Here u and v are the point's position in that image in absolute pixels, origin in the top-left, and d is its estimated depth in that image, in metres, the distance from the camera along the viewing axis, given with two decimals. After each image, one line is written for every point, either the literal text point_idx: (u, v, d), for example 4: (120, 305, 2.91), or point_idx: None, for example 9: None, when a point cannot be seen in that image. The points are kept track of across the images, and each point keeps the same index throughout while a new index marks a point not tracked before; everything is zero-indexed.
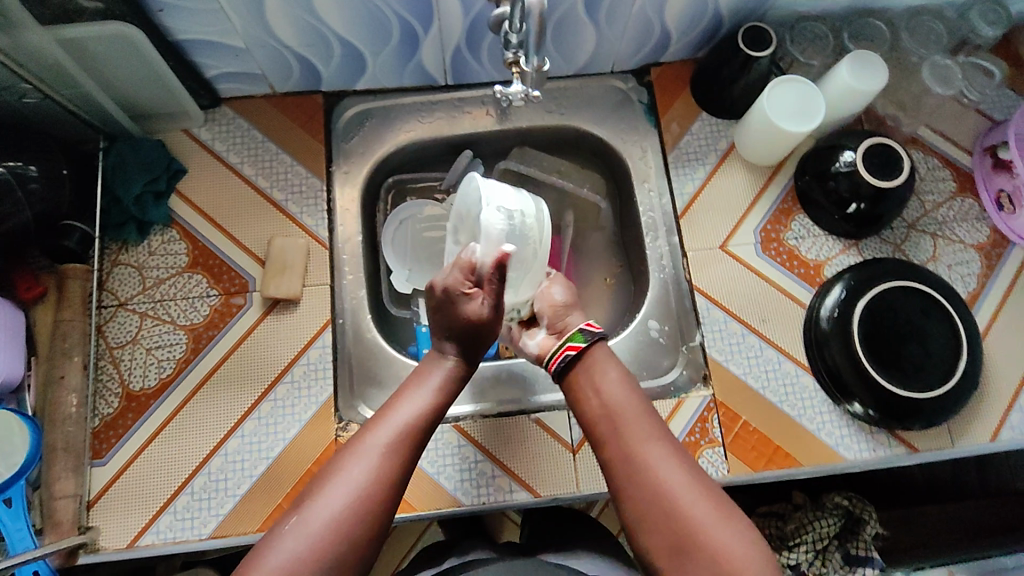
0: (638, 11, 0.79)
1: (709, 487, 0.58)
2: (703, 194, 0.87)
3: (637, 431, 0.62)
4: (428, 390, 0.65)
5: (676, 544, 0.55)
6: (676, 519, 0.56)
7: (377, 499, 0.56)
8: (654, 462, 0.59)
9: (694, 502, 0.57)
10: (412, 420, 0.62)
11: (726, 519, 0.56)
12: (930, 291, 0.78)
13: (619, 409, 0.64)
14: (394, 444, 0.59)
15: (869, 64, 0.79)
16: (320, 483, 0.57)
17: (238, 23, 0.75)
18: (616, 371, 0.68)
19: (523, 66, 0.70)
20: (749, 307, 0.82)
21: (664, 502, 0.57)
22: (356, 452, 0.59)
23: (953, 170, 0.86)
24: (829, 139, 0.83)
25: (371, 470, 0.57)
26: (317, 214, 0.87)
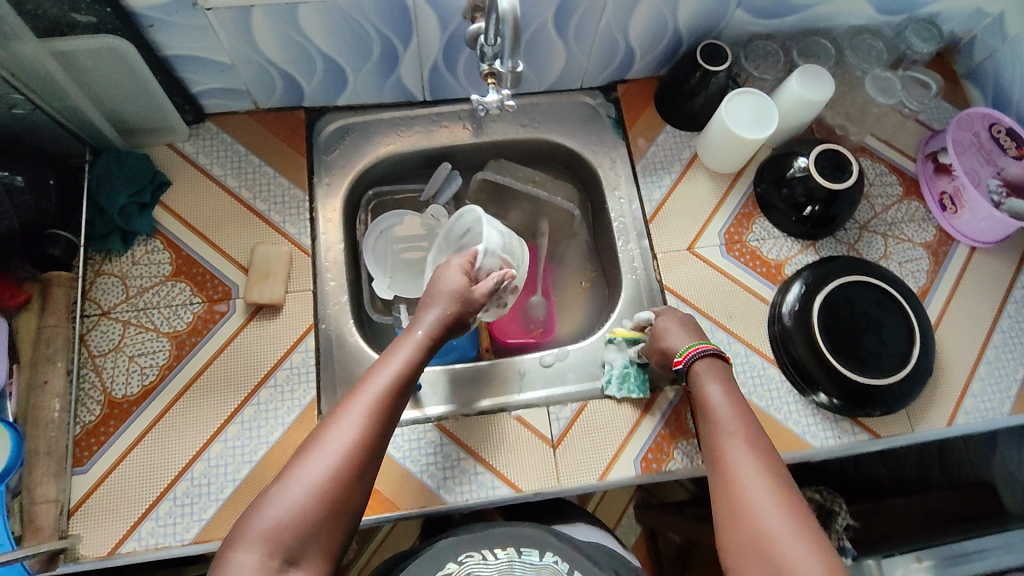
0: (604, 30, 0.85)
1: (788, 497, 0.59)
2: (670, 200, 0.92)
3: (731, 439, 0.65)
4: (400, 355, 0.67)
5: (751, 551, 0.57)
6: (753, 525, 0.58)
7: (354, 466, 0.59)
8: (738, 468, 0.62)
9: (770, 510, 0.58)
10: (388, 387, 0.63)
11: (799, 529, 0.56)
12: (883, 284, 0.84)
13: (719, 422, 0.67)
14: (372, 410, 0.61)
15: (817, 77, 0.85)
16: (301, 455, 0.59)
17: (225, 38, 0.78)
18: (722, 388, 0.70)
19: (500, 67, 0.72)
20: (717, 305, 0.86)
21: (746, 510, 0.59)
22: (336, 420, 0.61)
23: (899, 176, 0.92)
24: (783, 148, 0.90)
25: (348, 437, 0.59)
26: (299, 222, 0.89)
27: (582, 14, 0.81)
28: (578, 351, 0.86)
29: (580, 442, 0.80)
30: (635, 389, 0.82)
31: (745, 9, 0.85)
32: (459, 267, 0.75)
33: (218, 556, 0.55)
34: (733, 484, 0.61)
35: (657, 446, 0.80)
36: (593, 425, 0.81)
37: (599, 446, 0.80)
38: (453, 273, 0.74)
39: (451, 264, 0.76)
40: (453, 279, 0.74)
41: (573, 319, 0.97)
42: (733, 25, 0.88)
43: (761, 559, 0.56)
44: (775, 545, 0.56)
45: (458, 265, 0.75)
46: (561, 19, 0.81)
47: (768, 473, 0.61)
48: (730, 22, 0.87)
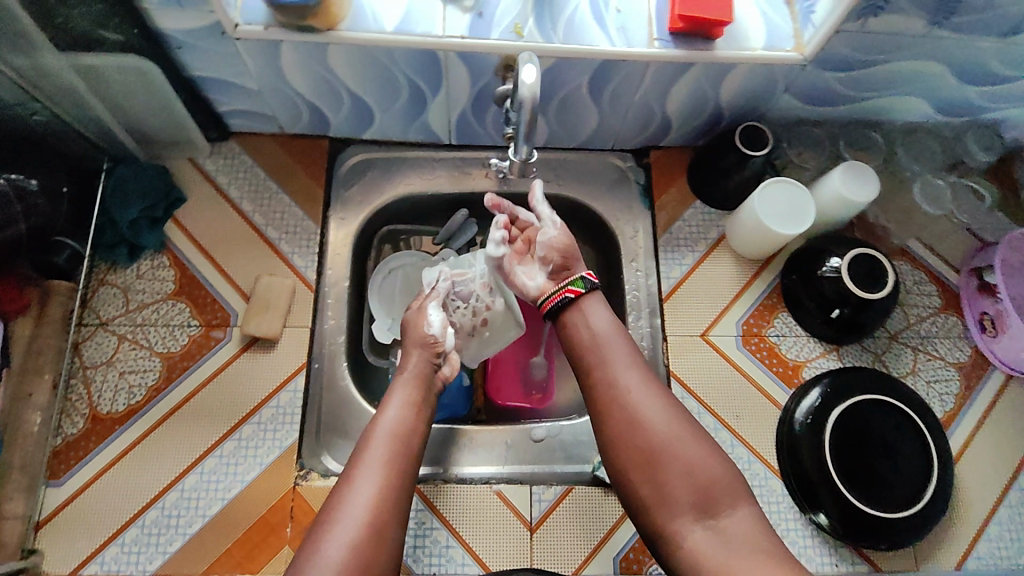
0: (642, 99, 0.81)
1: (675, 412, 0.70)
2: (689, 281, 0.88)
3: (618, 365, 0.73)
4: (399, 404, 0.73)
5: (651, 461, 0.68)
6: (650, 440, 0.68)
7: (377, 527, 0.64)
8: (632, 389, 0.71)
9: (661, 426, 0.69)
10: (391, 444, 0.70)
11: (689, 435, 0.69)
12: (903, 406, 0.79)
13: (604, 349, 0.75)
14: (382, 467, 0.67)
15: (862, 175, 0.79)
16: (323, 529, 0.63)
17: (253, 68, 0.76)
18: (603, 312, 0.78)
19: (512, 154, 0.63)
20: (723, 401, 0.82)
21: (643, 430, 0.69)
22: (352, 485, 0.66)
23: (940, 287, 0.87)
24: (818, 242, 0.84)
25: (367, 499, 0.65)
26: (308, 255, 0.88)
27: (620, 81, 0.77)
28: (570, 428, 0.83)
29: (560, 527, 0.77)
30: None
31: (794, 94, 0.80)
32: (416, 309, 0.83)
33: None
34: (631, 411, 0.70)
35: (640, 545, 0.76)
36: (575, 512, 0.77)
37: (579, 536, 0.76)
38: (411, 316, 0.83)
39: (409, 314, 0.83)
40: (414, 318, 0.82)
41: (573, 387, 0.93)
42: (780, 108, 0.83)
43: (663, 470, 0.67)
44: (675, 454, 0.67)
45: (414, 310, 0.83)
46: (598, 84, 0.78)
47: (656, 392, 0.71)
48: (778, 105, 0.82)
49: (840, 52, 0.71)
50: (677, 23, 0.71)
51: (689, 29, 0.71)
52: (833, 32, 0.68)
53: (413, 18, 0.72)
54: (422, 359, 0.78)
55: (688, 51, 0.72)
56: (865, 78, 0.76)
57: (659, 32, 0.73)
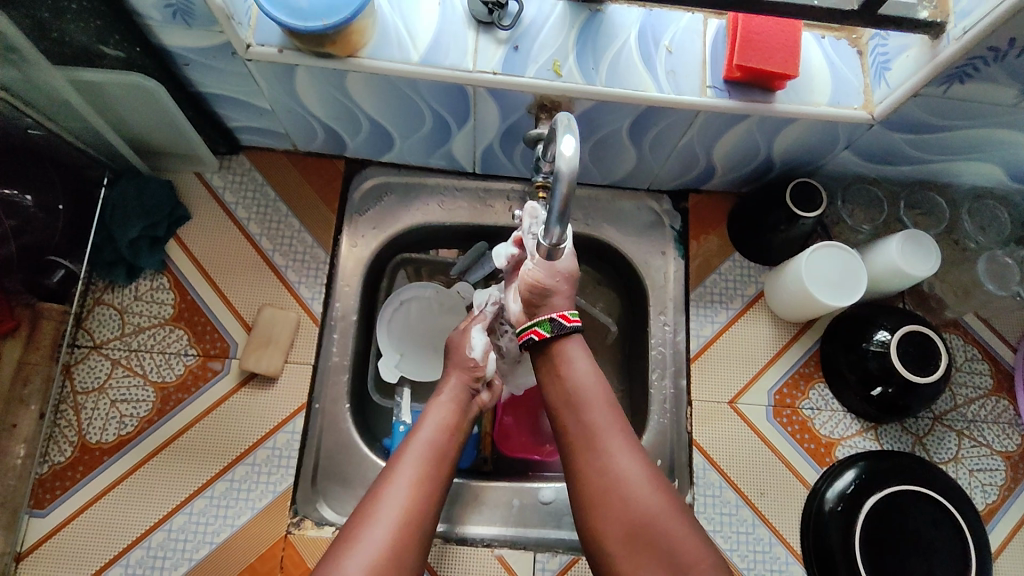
0: (685, 145, 0.74)
1: (659, 483, 0.60)
2: (720, 340, 0.81)
3: (602, 425, 0.62)
4: (433, 426, 0.67)
5: (633, 535, 0.57)
6: (632, 510, 0.58)
7: (400, 555, 0.56)
8: (616, 459, 0.60)
9: (646, 495, 0.58)
10: (423, 465, 0.63)
11: (679, 511, 0.58)
12: (944, 500, 0.72)
13: (587, 397, 0.64)
14: (411, 489, 0.60)
15: (921, 247, 0.73)
16: (340, 549, 0.55)
17: (266, 89, 0.71)
18: (586, 358, 0.66)
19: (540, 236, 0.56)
20: (747, 477, 0.77)
21: (626, 498, 0.58)
22: (376, 505, 0.59)
23: (993, 364, 0.81)
24: (864, 311, 0.78)
25: (393, 520, 0.57)
26: (315, 286, 0.83)
27: (663, 128, 0.70)
28: None
29: None
30: None
31: (855, 151, 0.73)
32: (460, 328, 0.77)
33: None
34: (613, 474, 0.60)
35: None
36: None
37: None
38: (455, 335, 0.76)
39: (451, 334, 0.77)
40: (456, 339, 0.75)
41: None
42: (836, 163, 0.76)
43: (645, 547, 0.57)
44: (662, 528, 0.57)
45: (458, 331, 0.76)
46: (638, 127, 0.71)
47: (640, 457, 0.61)
48: (834, 159, 0.75)
49: (913, 115, 0.64)
50: (734, 72, 0.64)
51: (747, 79, 0.65)
52: (911, 95, 0.61)
53: (441, 47, 0.65)
54: (462, 381, 0.72)
55: (744, 102, 0.65)
56: (935, 141, 0.69)
57: (714, 79, 0.66)
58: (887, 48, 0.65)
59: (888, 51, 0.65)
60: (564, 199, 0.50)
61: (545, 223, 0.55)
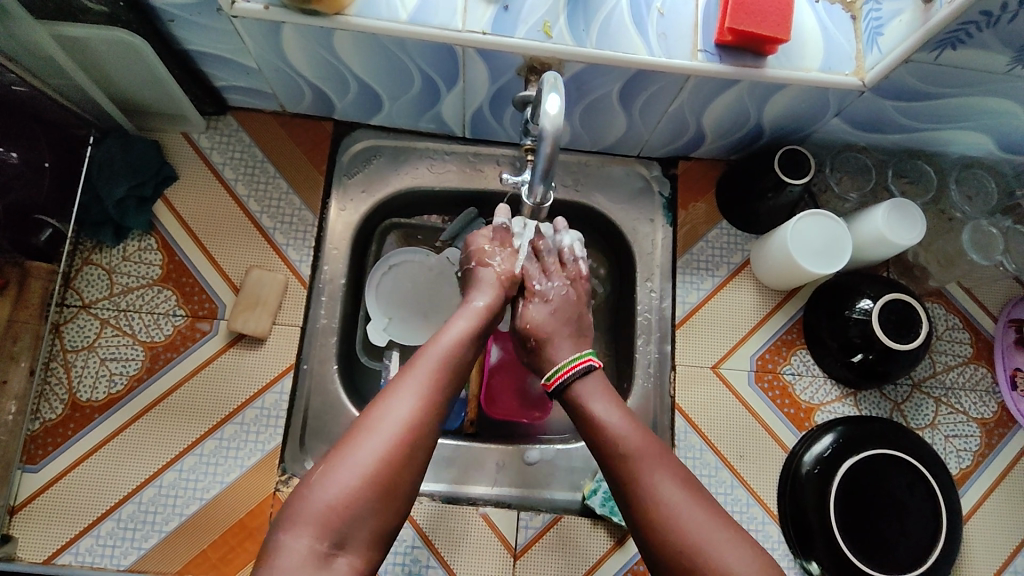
0: (675, 110, 0.74)
1: (709, 510, 0.58)
2: (705, 307, 0.82)
3: (641, 462, 0.61)
4: (459, 331, 0.67)
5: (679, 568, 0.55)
6: (677, 542, 0.56)
7: (411, 445, 0.56)
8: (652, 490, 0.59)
9: (693, 519, 0.56)
10: (443, 365, 0.62)
11: (727, 535, 0.56)
12: (918, 463, 0.74)
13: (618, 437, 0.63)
14: (428, 390, 0.60)
15: (908, 217, 0.73)
16: (355, 434, 0.56)
17: (252, 47, 0.69)
18: (602, 399, 0.66)
19: (525, 194, 0.59)
20: (727, 440, 0.78)
21: (672, 526, 0.56)
22: (392, 397, 0.59)
23: (972, 333, 0.83)
24: (848, 279, 0.78)
25: (409, 410, 0.58)
26: (303, 248, 0.83)
27: (652, 93, 0.70)
28: (564, 453, 0.81)
29: (544, 557, 0.74)
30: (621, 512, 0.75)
31: (845, 118, 0.73)
32: (485, 236, 0.77)
33: (270, 535, 0.53)
34: (658, 506, 0.58)
35: None
36: (560, 544, 0.75)
37: (565, 567, 0.74)
38: (478, 242, 0.77)
39: (474, 235, 0.78)
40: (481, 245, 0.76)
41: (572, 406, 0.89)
42: (826, 130, 0.76)
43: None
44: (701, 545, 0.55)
45: (483, 235, 0.77)
46: (628, 91, 0.70)
47: (678, 487, 0.59)
48: (825, 126, 0.75)
49: (904, 82, 0.64)
50: (725, 35, 0.63)
51: (738, 43, 0.64)
52: (902, 61, 0.61)
53: (430, 6, 0.64)
54: (495, 287, 0.73)
55: (735, 66, 0.65)
56: (925, 108, 0.69)
57: (705, 43, 0.65)
58: (880, 13, 0.65)
59: (882, 17, 0.65)
60: (547, 159, 0.52)
61: (531, 183, 0.57)
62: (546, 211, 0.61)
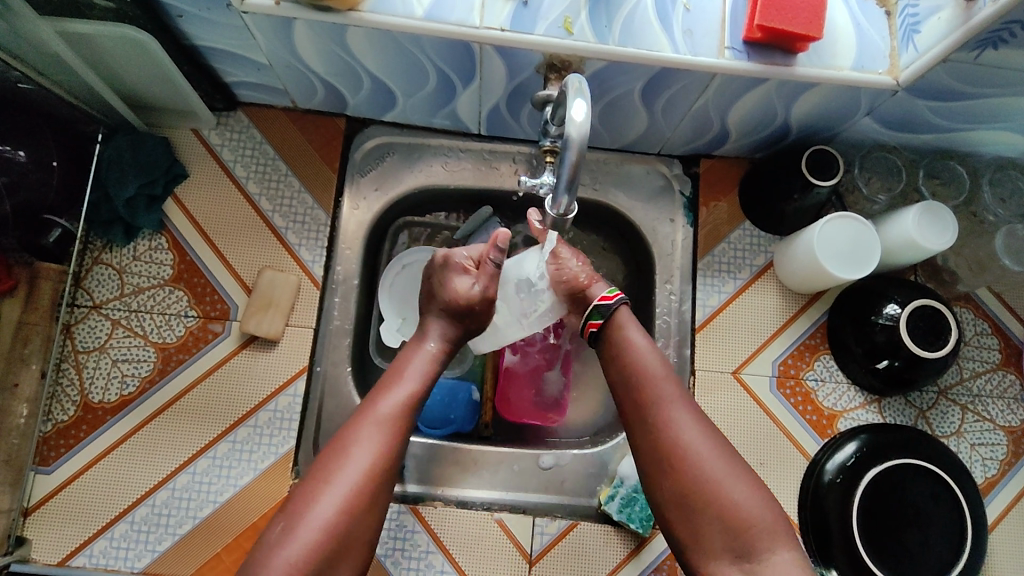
0: (699, 109, 0.71)
1: (723, 455, 0.61)
2: (727, 310, 0.81)
3: (660, 395, 0.64)
4: (414, 377, 0.66)
5: (687, 497, 0.59)
6: (692, 472, 0.60)
7: (369, 498, 0.58)
8: (673, 427, 0.62)
9: (706, 458, 0.60)
10: (397, 414, 0.62)
11: (734, 475, 0.60)
12: (944, 474, 0.72)
13: (645, 374, 0.65)
14: (384, 437, 0.60)
15: (939, 220, 0.71)
16: (314, 489, 0.57)
17: (263, 43, 0.67)
18: (641, 333, 0.69)
19: (546, 205, 0.57)
20: (748, 446, 0.77)
21: (687, 463, 0.60)
22: (348, 450, 0.59)
23: (1001, 339, 0.80)
24: (874, 283, 0.76)
25: (364, 464, 0.59)
26: (316, 248, 0.81)
27: (676, 91, 0.68)
28: (581, 458, 0.80)
29: (560, 562, 0.73)
30: (638, 520, 0.73)
31: (876, 118, 0.70)
32: (465, 260, 0.73)
33: None
34: (677, 444, 0.61)
35: None
36: (576, 550, 0.74)
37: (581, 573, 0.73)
38: (459, 280, 0.72)
39: (455, 257, 0.73)
40: (459, 286, 0.72)
41: (588, 409, 0.87)
42: (856, 129, 0.74)
43: (706, 518, 0.58)
44: (711, 487, 0.59)
45: (463, 260, 0.73)
46: (651, 89, 0.68)
47: (696, 425, 0.62)
48: (855, 125, 0.73)
49: (941, 82, 0.62)
50: (754, 32, 0.61)
51: (767, 40, 0.61)
52: (940, 61, 0.58)
53: (447, 3, 0.62)
54: (449, 328, 0.71)
55: (763, 64, 0.62)
56: (961, 109, 0.66)
57: (732, 40, 0.63)
58: (917, 10, 0.62)
59: (919, 13, 0.62)
60: (572, 166, 0.50)
61: (554, 192, 0.55)
62: (567, 221, 0.59)
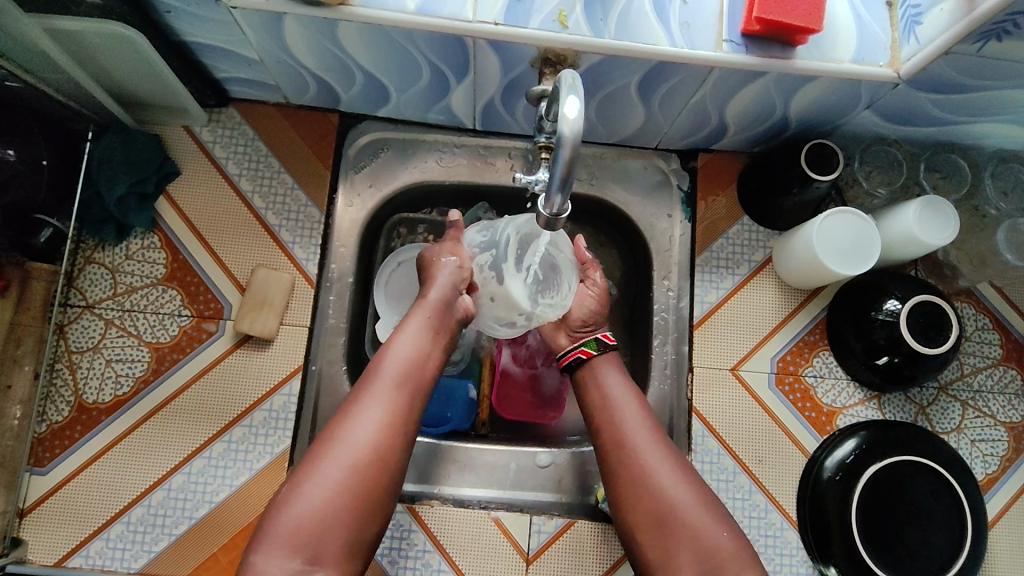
0: (696, 103, 0.70)
1: (691, 481, 0.62)
2: (725, 307, 0.80)
3: (629, 424, 0.65)
4: (418, 330, 0.66)
5: (655, 521, 0.60)
6: (658, 500, 0.60)
7: (380, 451, 0.58)
8: (642, 455, 0.63)
9: (673, 486, 0.61)
10: (404, 373, 0.63)
11: (700, 501, 0.61)
12: (944, 471, 0.71)
13: (616, 403, 0.67)
14: (391, 398, 0.61)
15: (940, 215, 0.70)
16: (322, 448, 0.57)
17: (253, 39, 0.66)
18: (618, 371, 0.71)
19: (539, 204, 0.56)
20: (746, 444, 0.76)
21: (652, 490, 0.61)
22: (356, 411, 0.60)
23: (1003, 334, 0.80)
24: (874, 278, 0.75)
25: (372, 422, 0.59)
26: (310, 246, 0.81)
27: (674, 84, 0.67)
28: (578, 456, 0.79)
29: (558, 560, 0.73)
30: None
31: (877, 111, 0.69)
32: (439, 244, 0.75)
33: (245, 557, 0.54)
34: (645, 471, 0.62)
35: None
36: (574, 547, 0.74)
37: (579, 570, 0.73)
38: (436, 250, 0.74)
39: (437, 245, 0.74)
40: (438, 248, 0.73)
41: None
42: (855, 122, 0.73)
43: (672, 541, 0.59)
44: (680, 512, 0.60)
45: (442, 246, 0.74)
46: (648, 83, 0.67)
47: (665, 454, 0.63)
48: (855, 119, 0.72)
49: (943, 75, 0.60)
50: (752, 25, 0.59)
51: (767, 33, 0.60)
52: (942, 53, 0.57)
53: None
54: (453, 278, 0.70)
55: (762, 57, 0.61)
56: (963, 101, 0.65)
57: (730, 32, 0.61)
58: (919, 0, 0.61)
59: (921, 4, 0.61)
60: (566, 165, 0.49)
61: (546, 192, 0.54)
62: (561, 221, 0.59)
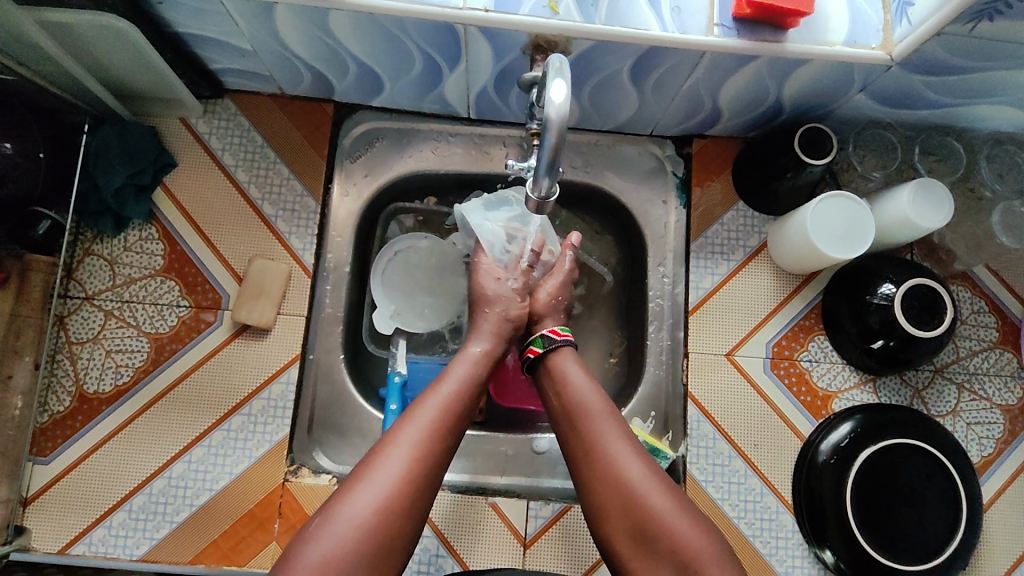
0: (688, 89, 0.70)
1: (667, 487, 0.57)
2: (720, 292, 0.80)
3: (602, 432, 0.61)
4: (458, 379, 0.64)
5: (640, 534, 0.56)
6: (639, 512, 0.56)
7: (416, 490, 0.54)
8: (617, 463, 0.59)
9: (654, 497, 0.56)
10: (440, 412, 0.60)
11: (683, 509, 0.56)
12: (940, 454, 0.71)
13: (585, 407, 0.63)
14: (429, 434, 0.57)
15: (934, 196, 0.70)
16: (352, 482, 0.54)
17: (245, 29, 0.66)
18: (579, 368, 0.68)
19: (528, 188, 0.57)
20: (741, 428, 0.77)
21: (632, 501, 0.57)
22: (389, 445, 0.56)
23: (998, 317, 0.80)
24: (867, 262, 0.75)
25: (407, 458, 0.55)
26: (306, 236, 0.81)
27: (666, 69, 0.66)
28: None
29: (555, 544, 0.74)
30: None
31: (870, 94, 0.69)
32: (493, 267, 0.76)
33: None
34: (623, 479, 0.58)
35: None
36: (571, 532, 0.74)
37: (577, 553, 0.74)
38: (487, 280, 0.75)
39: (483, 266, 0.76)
40: (488, 286, 0.74)
41: None
42: (849, 106, 0.72)
43: (657, 554, 0.54)
44: (662, 523, 0.55)
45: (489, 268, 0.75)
46: (640, 69, 0.67)
47: (639, 461, 0.59)
48: (848, 103, 0.72)
49: (935, 57, 0.60)
50: (743, 8, 0.59)
51: (758, 16, 0.60)
52: (934, 34, 0.57)
53: None
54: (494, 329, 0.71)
55: (754, 41, 0.61)
56: (957, 83, 0.65)
57: (721, 16, 0.61)
58: None
59: None
60: (553, 149, 0.50)
61: (535, 175, 0.55)
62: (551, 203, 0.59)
